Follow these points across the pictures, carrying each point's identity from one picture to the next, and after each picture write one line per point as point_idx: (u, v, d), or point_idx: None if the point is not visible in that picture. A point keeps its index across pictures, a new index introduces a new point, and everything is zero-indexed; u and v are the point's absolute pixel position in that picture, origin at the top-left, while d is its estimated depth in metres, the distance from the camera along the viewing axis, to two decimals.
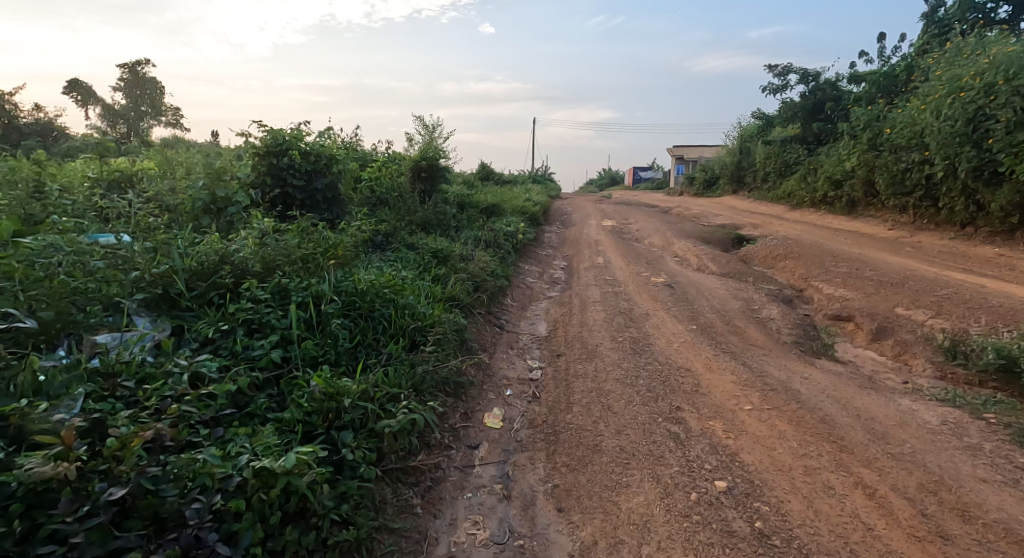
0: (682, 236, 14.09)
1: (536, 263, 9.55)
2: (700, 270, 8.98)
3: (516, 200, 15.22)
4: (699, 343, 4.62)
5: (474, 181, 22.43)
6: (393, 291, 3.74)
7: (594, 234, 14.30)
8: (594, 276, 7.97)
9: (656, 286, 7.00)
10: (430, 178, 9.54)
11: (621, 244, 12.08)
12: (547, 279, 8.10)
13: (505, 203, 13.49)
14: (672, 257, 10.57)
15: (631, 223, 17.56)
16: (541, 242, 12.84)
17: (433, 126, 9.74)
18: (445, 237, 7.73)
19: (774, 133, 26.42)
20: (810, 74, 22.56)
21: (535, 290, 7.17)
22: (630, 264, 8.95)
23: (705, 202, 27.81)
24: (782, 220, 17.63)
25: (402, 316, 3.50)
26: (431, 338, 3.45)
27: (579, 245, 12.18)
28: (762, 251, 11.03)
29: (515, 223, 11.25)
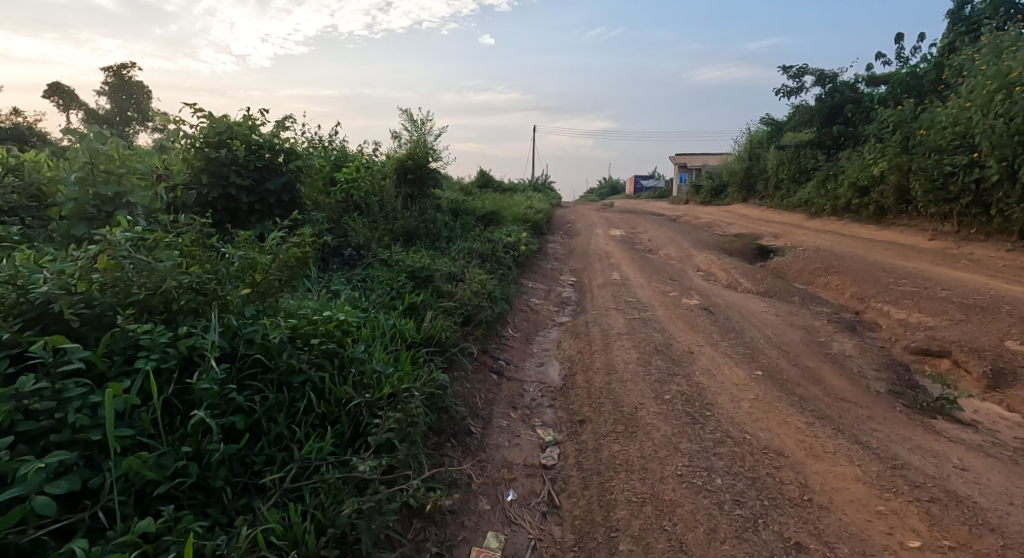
0: (699, 247, 12.84)
1: (542, 279, 8.33)
2: (732, 287, 7.75)
3: (517, 207, 13.94)
4: (773, 398, 3.34)
5: (473, 189, 21.14)
6: (332, 339, 2.45)
7: (603, 244, 13.07)
8: (611, 295, 6.73)
9: (690, 310, 5.76)
10: (419, 181, 8.29)
11: (635, 256, 10.85)
12: (557, 300, 6.87)
13: (505, 210, 12.24)
14: (695, 271, 9.33)
15: (642, 232, 16.27)
16: (546, 254, 11.57)
17: (422, 121, 8.50)
18: (433, 250, 6.50)
19: (787, 139, 25.26)
20: (828, 76, 21.42)
21: (543, 314, 5.94)
22: (652, 281, 7.70)
23: (715, 210, 26.60)
24: (803, 229, 16.40)
25: (340, 385, 2.24)
26: (385, 416, 2.18)
27: (588, 257, 10.92)
28: (795, 265, 9.79)
29: (518, 233, 10.01)
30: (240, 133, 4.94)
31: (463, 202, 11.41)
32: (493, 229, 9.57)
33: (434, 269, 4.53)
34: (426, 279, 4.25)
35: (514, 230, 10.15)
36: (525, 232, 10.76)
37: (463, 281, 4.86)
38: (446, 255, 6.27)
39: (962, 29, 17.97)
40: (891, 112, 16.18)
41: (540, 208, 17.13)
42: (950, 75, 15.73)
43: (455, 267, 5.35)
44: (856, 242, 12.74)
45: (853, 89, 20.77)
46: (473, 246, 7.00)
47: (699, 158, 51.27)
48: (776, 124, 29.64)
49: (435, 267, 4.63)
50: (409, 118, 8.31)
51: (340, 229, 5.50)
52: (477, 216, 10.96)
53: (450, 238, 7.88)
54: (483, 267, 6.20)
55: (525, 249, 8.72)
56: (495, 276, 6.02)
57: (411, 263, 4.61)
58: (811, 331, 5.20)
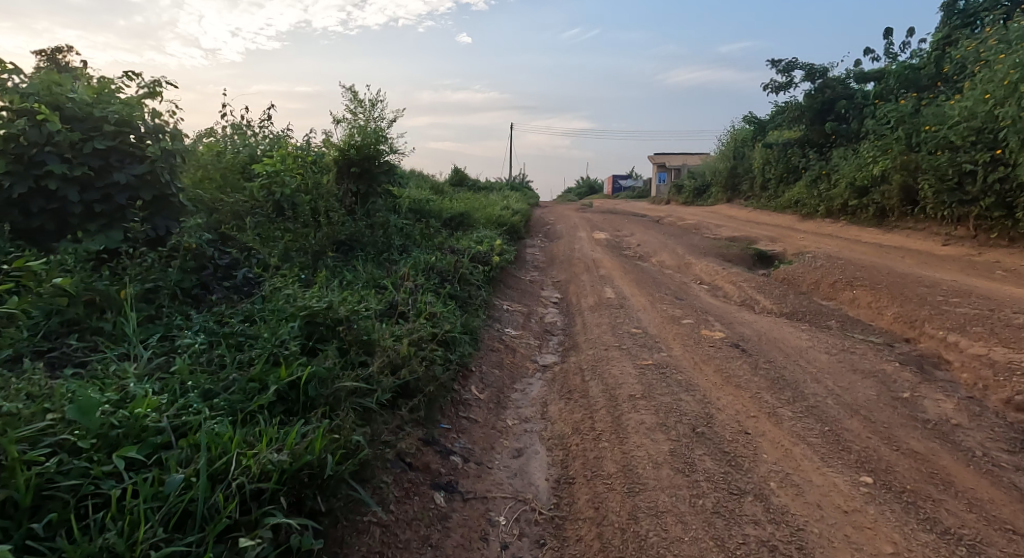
0: (694, 253, 11.51)
1: (521, 297, 6.83)
2: (749, 308, 6.39)
3: (491, 208, 12.43)
4: (925, 550, 1.92)
5: (445, 188, 19.56)
6: None
7: (588, 250, 11.64)
8: (605, 323, 5.29)
9: (716, 348, 4.35)
10: (367, 177, 6.71)
11: (626, 266, 9.44)
12: (539, 330, 5.39)
13: (477, 212, 10.71)
14: (698, 285, 7.95)
15: (628, 237, 14.92)
16: (524, 263, 10.05)
17: (371, 102, 6.92)
18: (376, 268, 4.96)
19: (774, 137, 24.25)
20: (817, 71, 20.41)
21: (519, 354, 4.47)
22: (656, 299, 6.27)
23: (700, 211, 25.48)
24: (800, 233, 15.25)
25: None
26: None
27: (572, 266, 9.48)
28: (811, 276, 8.50)
29: (493, 239, 8.50)
30: (76, 101, 3.38)
31: (427, 202, 9.83)
32: (461, 236, 8.05)
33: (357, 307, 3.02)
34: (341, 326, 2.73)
35: (489, 236, 8.65)
36: (501, 237, 9.27)
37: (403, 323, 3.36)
38: (391, 275, 4.74)
39: (958, 21, 17.09)
40: (890, 107, 15.17)
41: (517, 209, 15.62)
42: (953, 69, 14.78)
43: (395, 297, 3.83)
44: (865, 247, 11.58)
45: (844, 84, 19.80)
46: (431, 260, 5.49)
47: (678, 158, 50.51)
48: (760, 122, 28.69)
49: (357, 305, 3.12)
50: (354, 100, 6.72)
51: (237, 242, 3.94)
52: (442, 220, 9.43)
53: (405, 250, 6.33)
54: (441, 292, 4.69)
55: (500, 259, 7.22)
56: (457, 304, 4.52)
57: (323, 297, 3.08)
58: (884, 378, 3.85)
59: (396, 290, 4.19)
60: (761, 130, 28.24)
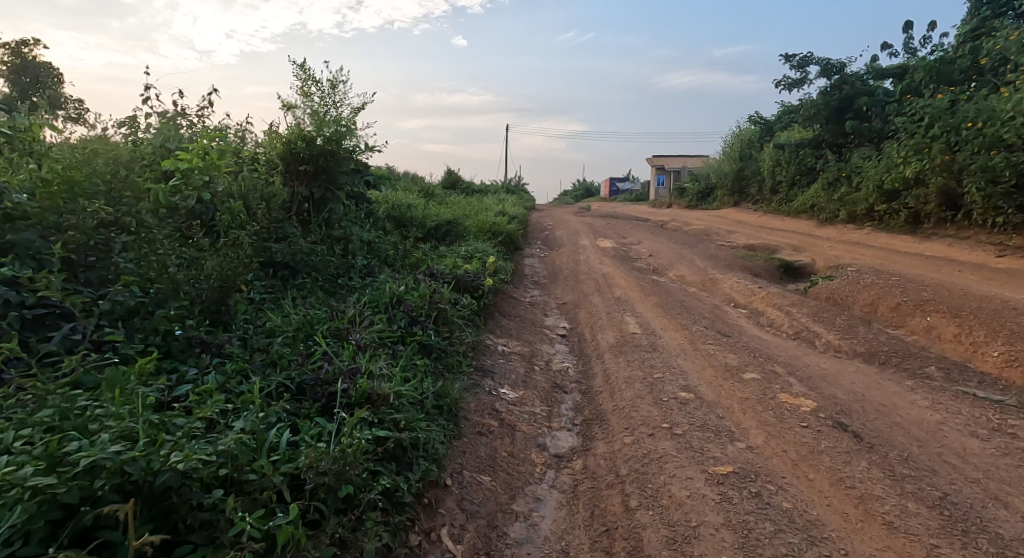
0: (715, 265, 10.15)
1: (519, 331, 5.41)
2: (812, 348, 4.99)
3: (484, 215, 11.01)
4: None
5: (436, 191, 18.15)
6: None
7: (594, 262, 10.27)
8: (635, 376, 3.88)
9: (810, 427, 2.96)
10: (323, 177, 5.27)
11: (643, 283, 8.02)
12: (545, 386, 3.98)
13: (466, 219, 9.25)
14: (734, 311, 6.55)
15: (636, 246, 13.48)
16: (522, 281, 8.60)
17: (332, 82, 5.53)
18: (315, 308, 3.53)
19: (785, 137, 22.96)
20: (833, 66, 19.12)
21: (520, 437, 3.08)
22: (694, 336, 4.85)
23: (707, 215, 24.13)
24: (825, 241, 13.93)
25: None
26: None
27: (578, 285, 8.06)
28: (865, 296, 7.13)
29: (485, 251, 7.08)
30: None
31: (408, 208, 8.37)
32: (445, 250, 6.61)
33: (183, 436, 1.65)
34: (127, 500, 1.44)
35: (480, 248, 7.22)
36: (494, 249, 7.83)
37: (309, 441, 1.94)
38: (333, 320, 3.32)
39: (988, 12, 15.88)
40: (923, 103, 13.87)
41: (512, 215, 14.16)
42: (991, 61, 13.51)
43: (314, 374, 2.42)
44: (908, 258, 10.25)
45: (864, 81, 18.53)
46: (395, 290, 4.06)
47: (678, 161, 49.36)
48: (767, 123, 27.45)
49: (189, 422, 1.74)
50: (307, 80, 5.28)
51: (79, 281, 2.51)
52: (424, 230, 7.98)
53: (369, 273, 4.91)
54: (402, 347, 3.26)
55: (493, 280, 5.81)
56: (423, 364, 3.10)
57: (115, 418, 1.68)
58: None
59: (327, 353, 2.75)
60: (769, 131, 27.01)
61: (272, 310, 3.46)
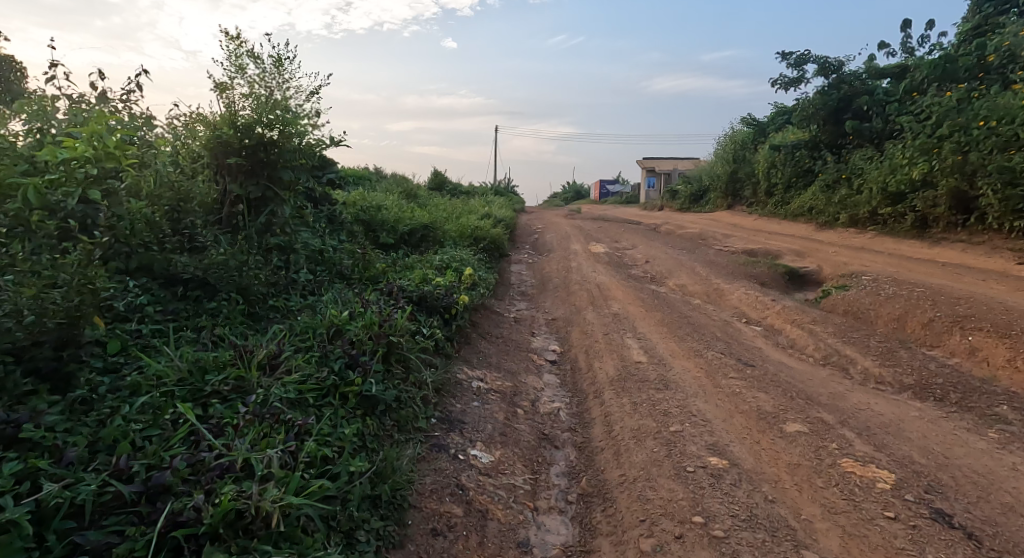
0: (717, 273, 9.36)
1: (499, 358, 4.53)
2: (849, 380, 4.16)
3: (468, 218, 10.14)
4: None
5: (420, 193, 17.24)
6: None
7: (587, 269, 9.44)
8: (643, 427, 3.03)
9: (899, 518, 2.10)
10: (264, 173, 4.33)
11: (642, 295, 7.19)
12: (528, 440, 3.12)
13: (446, 223, 8.37)
14: (748, 330, 5.73)
15: (630, 251, 12.69)
16: (507, 293, 7.72)
17: (278, 59, 4.62)
18: (218, 348, 2.65)
19: (780, 139, 22.35)
20: (831, 65, 18.51)
21: (492, 532, 2.20)
22: (710, 367, 4.00)
23: (701, 218, 23.45)
24: (828, 246, 13.23)
25: None
26: None
27: (568, 296, 7.25)
28: (891, 310, 6.36)
29: (463, 260, 6.20)
30: None
31: (379, 211, 7.45)
32: (415, 260, 5.73)
33: None
34: None
35: (457, 254, 6.35)
36: (475, 257, 6.94)
37: None
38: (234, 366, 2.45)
39: (992, 8, 15.31)
40: (929, 100, 13.21)
41: (499, 218, 13.29)
42: (1000, 57, 12.88)
43: (153, 480, 1.57)
44: (923, 265, 9.53)
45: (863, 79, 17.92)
46: (335, 316, 3.19)
47: (668, 163, 48.88)
48: (760, 124, 26.88)
49: None
50: (243, 55, 4.36)
51: None
52: (396, 236, 7.06)
53: (316, 291, 4.02)
54: (329, 403, 2.39)
55: (469, 294, 4.93)
56: (353, 432, 2.24)
57: None
58: None
59: (197, 430, 1.90)
60: (762, 132, 26.42)
61: (156, 352, 2.56)
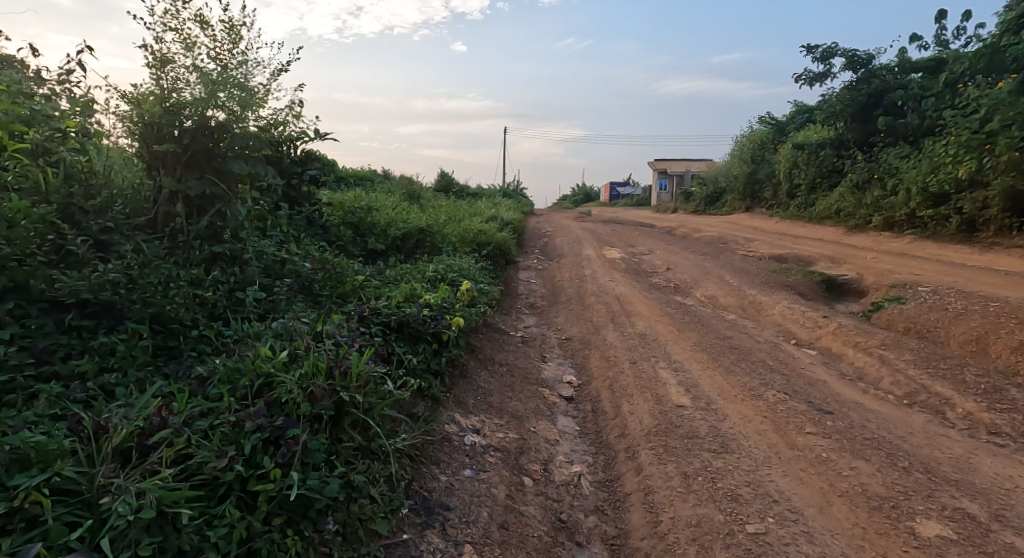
0: (748, 282, 8.43)
1: (503, 396, 3.64)
2: (952, 430, 3.24)
3: (472, 221, 9.29)
4: None
5: (424, 195, 16.42)
6: None
7: (603, 278, 8.55)
8: (708, 523, 2.11)
9: None
10: (206, 163, 3.48)
11: (669, 309, 6.28)
12: (540, 533, 2.22)
13: (447, 226, 7.51)
14: (802, 356, 4.81)
15: (648, 257, 11.77)
16: (514, 307, 6.84)
17: (235, 26, 3.75)
18: (69, 417, 1.76)
19: (803, 138, 21.33)
20: (860, 59, 17.52)
21: None
22: (776, 415, 3.08)
23: (719, 221, 22.43)
24: (863, 251, 12.23)
25: None
26: None
27: (584, 311, 6.35)
28: (967, 328, 5.41)
29: (462, 270, 5.32)
30: None
31: (369, 213, 6.59)
32: (404, 271, 4.85)
33: None
34: None
35: (455, 263, 5.47)
36: (476, 266, 6.06)
37: None
38: (76, 454, 1.59)
39: None
40: (975, 92, 12.18)
41: (506, 221, 12.42)
42: None
43: None
44: (980, 272, 8.55)
45: (895, 73, 16.90)
46: (270, 355, 2.30)
47: (681, 164, 47.87)
48: (780, 123, 25.87)
49: None
50: (187, 19, 3.51)
51: None
52: (388, 243, 6.20)
53: (267, 312, 3.14)
54: (223, 515, 1.52)
55: (466, 314, 4.04)
56: None
57: None
58: None
59: None
60: (782, 132, 25.39)
61: None
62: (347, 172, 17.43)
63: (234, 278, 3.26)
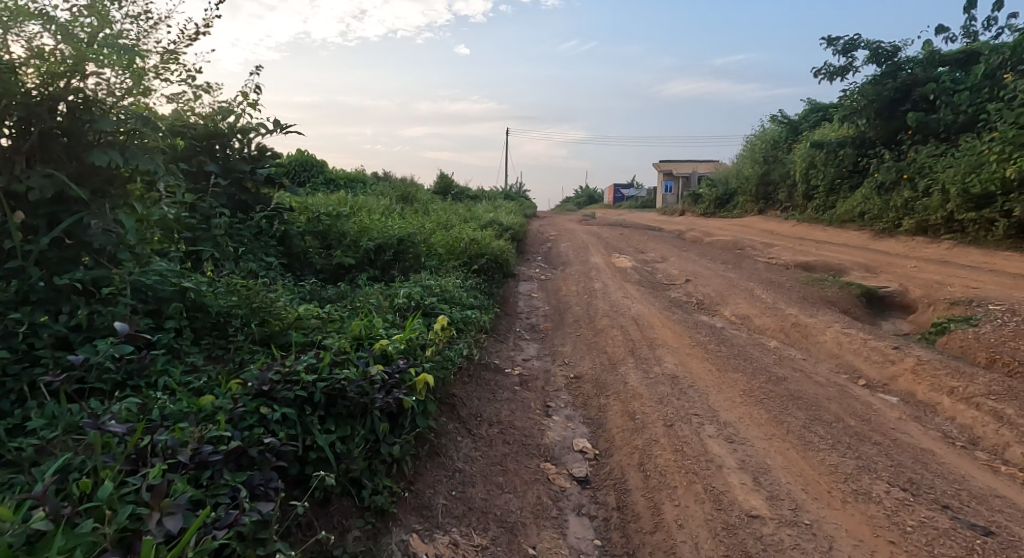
0: (782, 296, 7.38)
1: (489, 485, 2.58)
2: None
3: (466, 227, 8.26)
4: None
5: (419, 197, 15.39)
6: None
7: (614, 291, 7.51)
8: None
9: None
10: (56, 150, 2.41)
11: (699, 335, 5.24)
12: None
13: (434, 235, 6.46)
14: (881, 405, 3.75)
15: (661, 265, 10.70)
16: (512, 331, 5.78)
17: None
18: None
19: (820, 136, 20.28)
20: (884, 51, 16.47)
21: None
22: (912, 548, 1.98)
23: (731, 225, 21.34)
24: (898, 259, 11.17)
25: None
26: None
27: (595, 338, 5.29)
28: None
29: (444, 293, 4.27)
30: None
31: (340, 221, 5.55)
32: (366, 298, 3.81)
33: None
34: None
35: (436, 283, 4.43)
36: (464, 286, 5.02)
37: None
38: None
39: None
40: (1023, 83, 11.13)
41: (506, 225, 11.37)
42: None
43: None
44: None
45: (923, 66, 15.82)
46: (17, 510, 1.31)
47: (687, 165, 46.82)
48: (793, 121, 24.81)
49: None
50: None
51: None
52: (359, 258, 5.15)
53: (129, 378, 2.12)
54: None
55: (440, 361, 2.99)
56: None
57: None
58: None
59: None
60: (796, 130, 24.32)
61: None
62: (337, 173, 16.39)
63: (83, 323, 2.19)
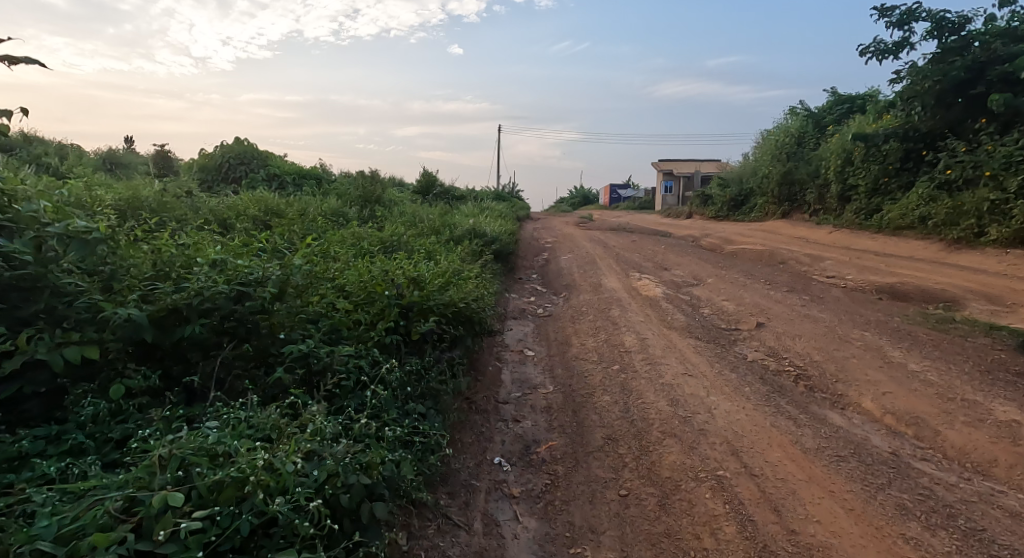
0: (935, 359, 4.52)
1: None
2: None
3: (424, 244, 5.35)
4: None
5: (387, 198, 12.45)
6: None
7: (660, 352, 4.63)
8: None
9: None
10: None
11: (913, 515, 2.27)
12: None
13: (340, 272, 3.47)
14: None
15: (701, 292, 7.84)
16: (483, 477, 2.86)
17: None
18: None
19: (857, 128, 17.57)
20: (948, 23, 13.72)
21: None
22: None
23: (753, 231, 18.46)
24: (1014, 283, 8.39)
25: None
26: None
27: (662, 525, 2.34)
28: None
29: (233, 526, 1.31)
30: None
31: (110, 253, 2.53)
32: None
33: None
34: None
35: (222, 463, 1.46)
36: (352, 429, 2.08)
37: None
38: None
39: None
40: None
41: (489, 237, 8.36)
42: None
43: None
44: None
45: (1001, 38, 13.02)
46: None
47: (688, 164, 44.15)
48: (816, 114, 22.17)
49: None
50: None
51: None
52: (106, 348, 2.14)
53: None
54: None
55: None
56: None
57: None
58: None
59: None
60: (821, 124, 21.54)
61: None
62: (286, 167, 13.38)
63: None
